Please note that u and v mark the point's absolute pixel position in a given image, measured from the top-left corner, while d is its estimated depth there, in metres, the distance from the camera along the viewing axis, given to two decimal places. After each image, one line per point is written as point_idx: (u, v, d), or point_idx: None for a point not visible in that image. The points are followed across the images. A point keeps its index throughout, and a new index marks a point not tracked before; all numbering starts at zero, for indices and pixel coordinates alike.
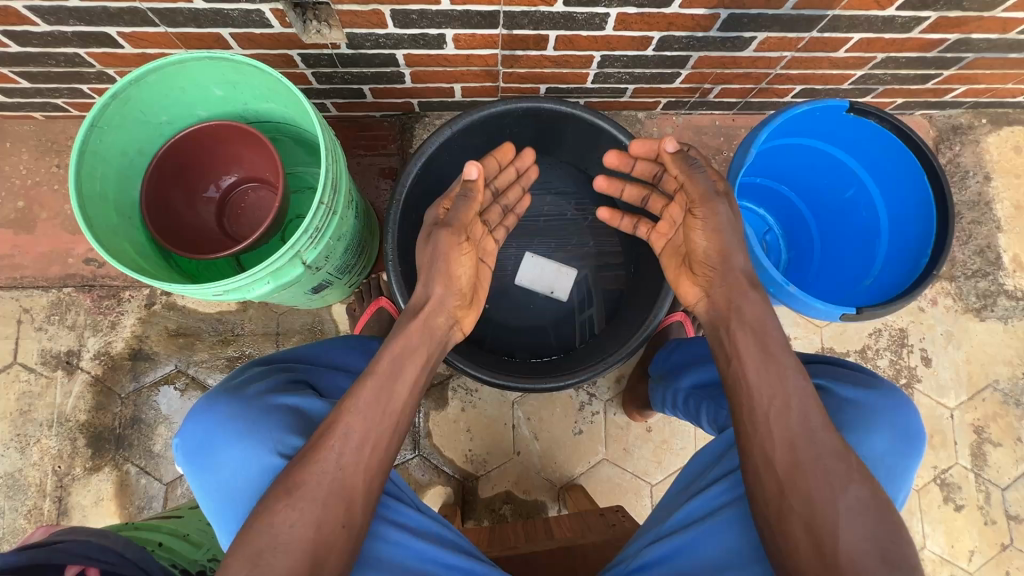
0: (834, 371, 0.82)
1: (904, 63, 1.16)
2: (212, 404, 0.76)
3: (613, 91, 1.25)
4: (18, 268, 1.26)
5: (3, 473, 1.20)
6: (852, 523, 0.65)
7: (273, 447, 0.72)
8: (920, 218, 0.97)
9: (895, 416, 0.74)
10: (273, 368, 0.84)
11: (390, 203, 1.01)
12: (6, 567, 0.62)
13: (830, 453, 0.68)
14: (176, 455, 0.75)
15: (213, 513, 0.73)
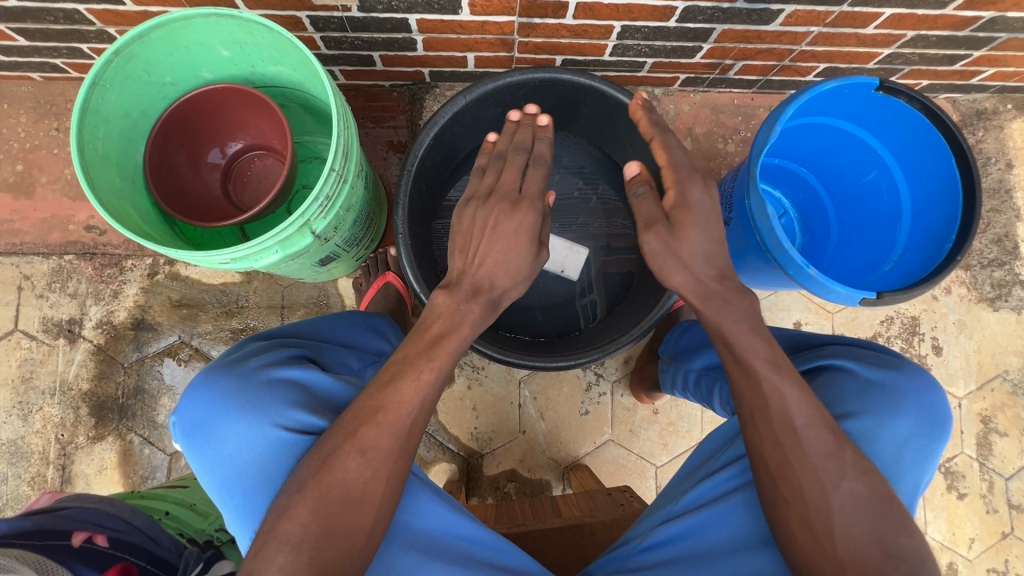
0: (858, 352, 0.80)
1: (934, 42, 1.12)
2: (213, 377, 0.74)
3: (631, 65, 1.21)
4: (18, 234, 1.23)
5: (6, 440, 1.19)
6: (847, 517, 0.64)
7: (280, 419, 0.70)
8: (944, 202, 0.94)
9: (920, 399, 0.73)
10: (276, 342, 0.82)
11: (401, 173, 0.98)
12: (12, 531, 0.61)
13: (820, 453, 0.66)
14: (178, 428, 0.73)
15: (215, 489, 0.71)
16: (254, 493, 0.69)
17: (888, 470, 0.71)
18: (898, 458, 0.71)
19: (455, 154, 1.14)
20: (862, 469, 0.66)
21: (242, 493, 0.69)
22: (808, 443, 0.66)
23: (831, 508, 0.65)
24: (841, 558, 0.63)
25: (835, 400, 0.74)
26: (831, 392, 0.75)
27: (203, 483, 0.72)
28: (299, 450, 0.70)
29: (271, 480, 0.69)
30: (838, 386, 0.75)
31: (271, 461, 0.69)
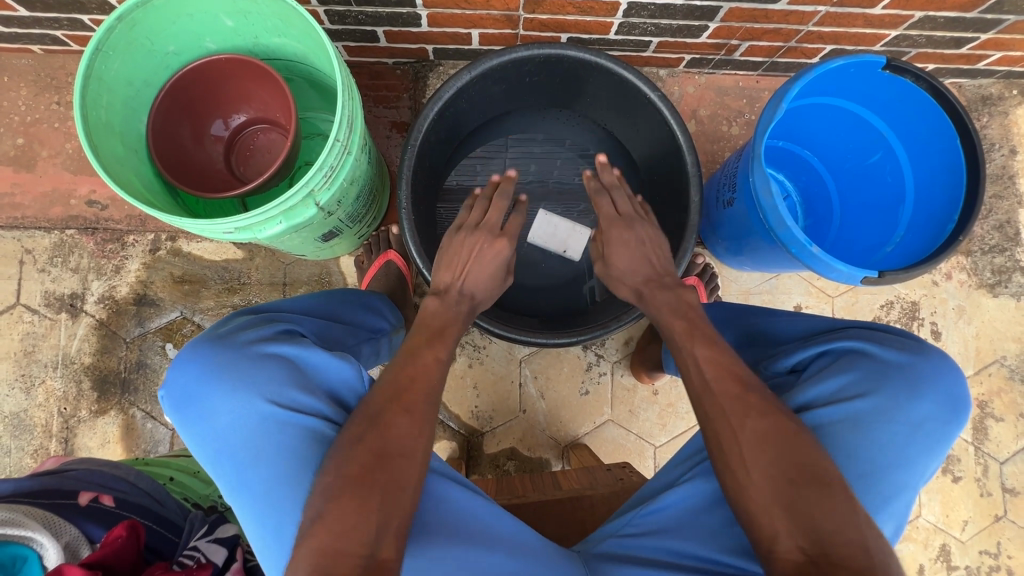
0: (877, 336, 0.78)
1: (942, 24, 1.11)
2: (205, 349, 0.71)
3: (636, 44, 1.21)
4: (20, 208, 1.23)
5: (9, 412, 1.19)
6: (756, 456, 0.63)
7: (276, 391, 0.68)
8: (950, 183, 0.94)
9: (939, 381, 0.71)
10: (271, 317, 0.80)
11: (405, 147, 0.97)
12: (20, 491, 0.63)
13: (725, 397, 0.68)
14: (171, 393, 0.70)
15: (204, 460, 0.68)
16: (246, 470, 0.66)
17: (900, 453, 0.68)
18: (913, 439, 0.69)
19: (459, 130, 1.13)
20: (764, 409, 0.66)
21: (234, 469, 0.66)
22: (711, 392, 0.69)
23: (738, 449, 0.65)
24: (764, 500, 0.62)
25: (848, 379, 0.72)
26: (845, 371, 0.73)
27: (190, 452, 0.68)
28: (295, 424, 0.67)
29: (262, 459, 0.66)
30: (853, 365, 0.73)
31: (264, 436, 0.66)
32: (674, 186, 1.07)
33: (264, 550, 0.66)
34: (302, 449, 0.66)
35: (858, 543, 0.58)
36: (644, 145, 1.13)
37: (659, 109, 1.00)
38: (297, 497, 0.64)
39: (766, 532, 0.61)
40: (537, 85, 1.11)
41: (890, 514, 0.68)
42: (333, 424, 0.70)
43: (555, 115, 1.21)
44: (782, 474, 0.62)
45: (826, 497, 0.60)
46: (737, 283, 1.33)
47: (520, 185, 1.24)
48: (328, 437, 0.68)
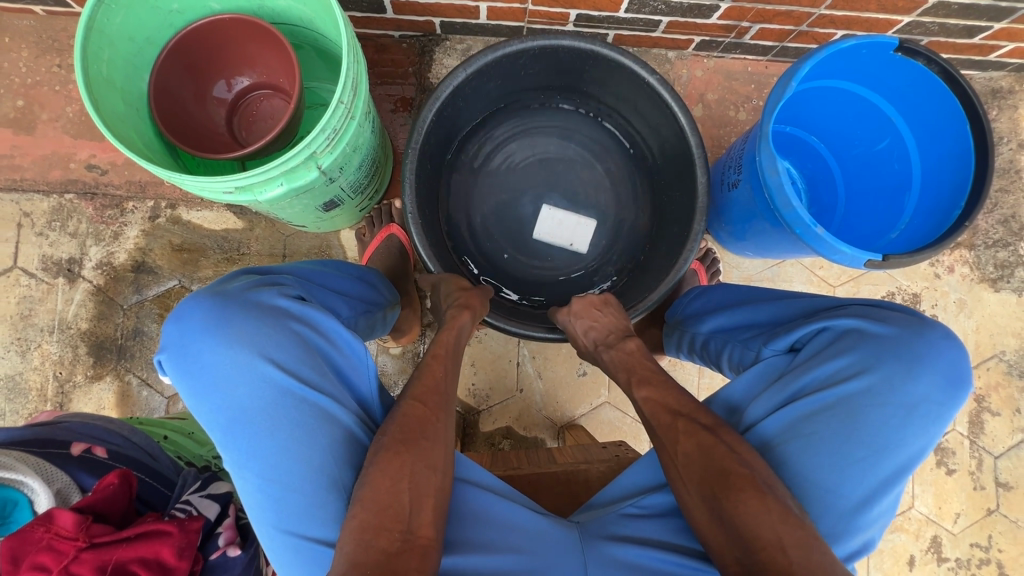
0: (877, 313, 0.77)
1: (955, 12, 1.10)
2: (217, 309, 0.67)
3: (646, 23, 1.19)
4: (19, 170, 1.22)
5: (4, 375, 1.19)
6: (689, 473, 0.69)
7: (297, 364, 0.68)
8: (957, 169, 0.93)
9: (941, 358, 0.69)
10: (278, 281, 0.77)
11: (408, 145, 0.96)
12: (11, 439, 0.62)
13: (660, 428, 0.76)
14: (177, 349, 0.66)
15: (207, 422, 0.66)
16: (258, 441, 0.65)
17: (897, 431, 0.68)
18: (910, 420, 0.68)
19: (466, 118, 1.12)
20: (689, 430, 0.72)
21: (244, 439, 0.65)
22: (652, 428, 0.78)
23: (675, 474, 0.71)
24: (701, 516, 0.67)
25: (844, 359, 0.72)
26: (841, 351, 0.73)
27: (193, 412, 0.66)
28: (312, 399, 0.67)
29: (272, 431, 0.65)
30: (850, 346, 0.73)
31: (279, 408, 0.66)
32: (681, 171, 1.05)
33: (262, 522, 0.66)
34: (317, 425, 0.67)
35: (777, 543, 0.61)
36: (650, 133, 1.11)
37: (659, 93, 0.98)
38: (308, 474, 0.65)
39: (713, 541, 0.66)
40: (534, 75, 1.09)
41: (890, 495, 0.68)
42: (344, 402, 0.71)
43: (558, 100, 1.19)
44: (704, 487, 0.67)
45: (745, 502, 0.64)
46: (738, 269, 1.32)
47: (525, 173, 1.21)
48: (340, 415, 0.69)
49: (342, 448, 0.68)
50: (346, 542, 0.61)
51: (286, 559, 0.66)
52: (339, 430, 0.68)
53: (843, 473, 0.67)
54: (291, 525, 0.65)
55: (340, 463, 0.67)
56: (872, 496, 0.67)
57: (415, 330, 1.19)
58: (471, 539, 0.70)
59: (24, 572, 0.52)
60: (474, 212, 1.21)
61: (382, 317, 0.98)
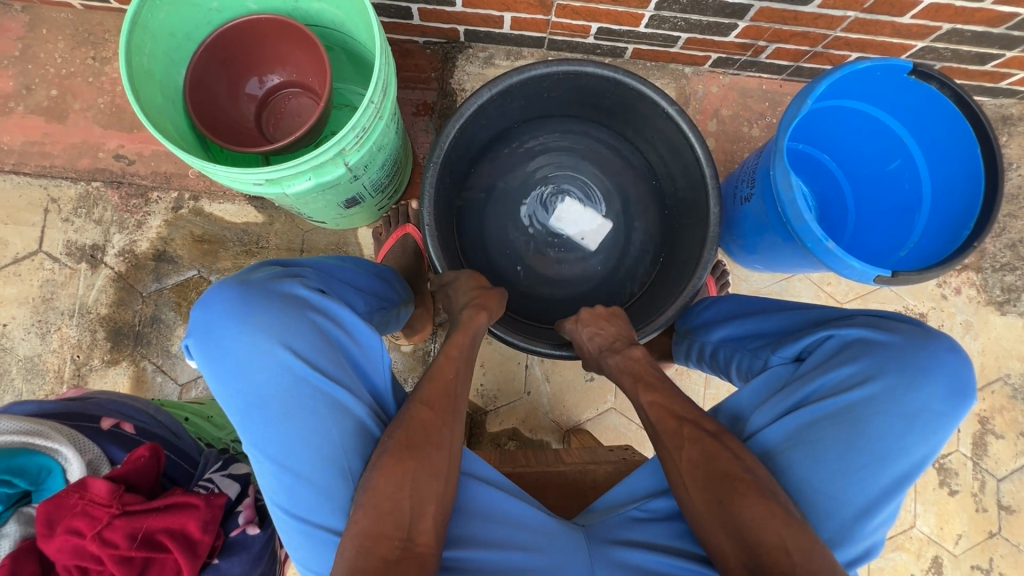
0: (883, 324, 0.78)
1: (968, 38, 1.13)
2: (241, 296, 0.69)
3: (665, 39, 1.23)
4: (49, 157, 1.25)
5: (23, 356, 1.21)
6: (694, 478, 0.70)
7: (314, 354, 0.69)
8: (967, 190, 0.95)
9: (944, 368, 0.71)
10: (299, 273, 0.79)
11: (430, 156, 0.98)
12: (44, 413, 0.65)
13: (666, 432, 0.77)
14: (200, 333, 0.67)
15: (226, 405, 0.67)
16: (273, 428, 0.66)
17: (900, 439, 0.69)
18: (913, 428, 0.69)
19: (489, 133, 1.14)
20: (694, 437, 0.73)
21: (261, 426, 0.67)
22: (656, 433, 0.79)
23: (679, 479, 0.72)
24: (706, 521, 0.68)
25: (849, 367, 0.74)
26: (847, 360, 0.75)
27: (214, 395, 0.68)
28: (328, 390, 0.69)
29: (288, 419, 0.67)
30: (855, 355, 0.75)
31: (297, 397, 0.67)
32: (693, 202, 1.07)
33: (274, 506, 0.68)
34: (332, 415, 0.68)
35: (781, 545, 0.62)
36: (662, 160, 1.14)
37: (677, 124, 1.01)
38: (320, 464, 0.67)
39: (717, 546, 0.67)
40: (553, 99, 1.12)
41: (893, 502, 0.69)
42: (359, 393, 0.72)
43: (574, 125, 1.22)
44: (707, 489, 0.69)
45: (751, 506, 0.65)
46: (747, 282, 1.34)
47: (541, 191, 1.23)
48: (354, 407, 0.70)
49: (354, 439, 0.70)
50: (347, 547, 0.62)
51: (296, 545, 0.68)
52: (352, 421, 0.70)
53: (846, 478, 0.68)
54: (302, 510, 0.67)
55: (351, 454, 0.69)
56: (874, 503, 0.68)
57: (427, 328, 1.21)
58: (477, 533, 0.72)
59: (58, 535, 0.54)
60: (486, 225, 1.22)
61: (395, 314, 1.00)
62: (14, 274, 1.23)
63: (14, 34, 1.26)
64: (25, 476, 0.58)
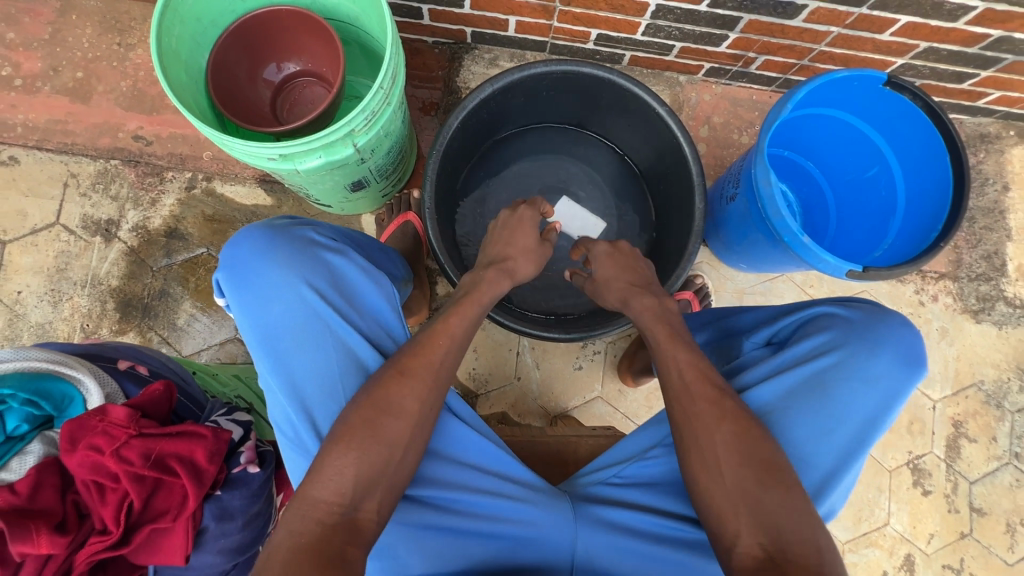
0: (847, 304, 0.87)
1: (945, 57, 1.20)
2: (265, 238, 0.80)
3: (660, 47, 1.30)
4: (71, 135, 1.31)
5: (35, 322, 1.26)
6: (729, 460, 0.71)
7: (328, 290, 0.78)
8: (937, 196, 1.01)
9: (899, 342, 0.80)
10: (317, 226, 0.88)
11: (434, 143, 1.04)
12: (74, 349, 0.76)
13: (701, 401, 0.75)
14: (229, 267, 0.79)
15: (248, 331, 0.77)
16: (284, 354, 0.75)
17: (861, 403, 0.78)
18: (871, 396, 0.78)
19: (489, 128, 1.21)
20: (734, 415, 0.73)
21: (273, 353, 0.76)
22: (690, 392, 0.76)
23: (708, 458, 0.72)
24: (730, 507, 0.69)
25: (818, 338, 0.82)
26: (816, 335, 0.82)
27: (238, 322, 0.78)
28: (333, 321, 0.77)
29: (298, 345, 0.75)
30: (824, 330, 0.83)
31: (306, 326, 0.76)
32: (681, 199, 1.13)
33: (286, 433, 0.76)
34: (335, 345, 0.76)
35: (813, 542, 0.65)
36: (653, 157, 1.21)
37: (667, 123, 1.07)
38: (321, 392, 0.75)
39: (729, 531, 0.68)
40: (552, 97, 1.19)
41: (856, 464, 0.77)
42: (366, 330, 0.79)
43: (571, 125, 1.29)
44: (750, 475, 0.70)
45: (782, 501, 0.68)
46: (732, 282, 1.39)
47: (537, 184, 1.30)
48: (355, 342, 0.77)
49: (353, 372, 0.76)
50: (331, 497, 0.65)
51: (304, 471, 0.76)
52: (352, 355, 0.77)
53: (814, 439, 0.77)
54: (308, 438, 0.74)
55: (349, 388, 0.76)
56: (838, 463, 0.76)
57: (422, 311, 1.28)
58: (462, 484, 0.78)
59: (80, 450, 0.62)
60: (484, 215, 1.28)
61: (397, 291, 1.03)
62: (31, 244, 1.29)
63: (45, 18, 1.33)
64: (50, 400, 0.68)
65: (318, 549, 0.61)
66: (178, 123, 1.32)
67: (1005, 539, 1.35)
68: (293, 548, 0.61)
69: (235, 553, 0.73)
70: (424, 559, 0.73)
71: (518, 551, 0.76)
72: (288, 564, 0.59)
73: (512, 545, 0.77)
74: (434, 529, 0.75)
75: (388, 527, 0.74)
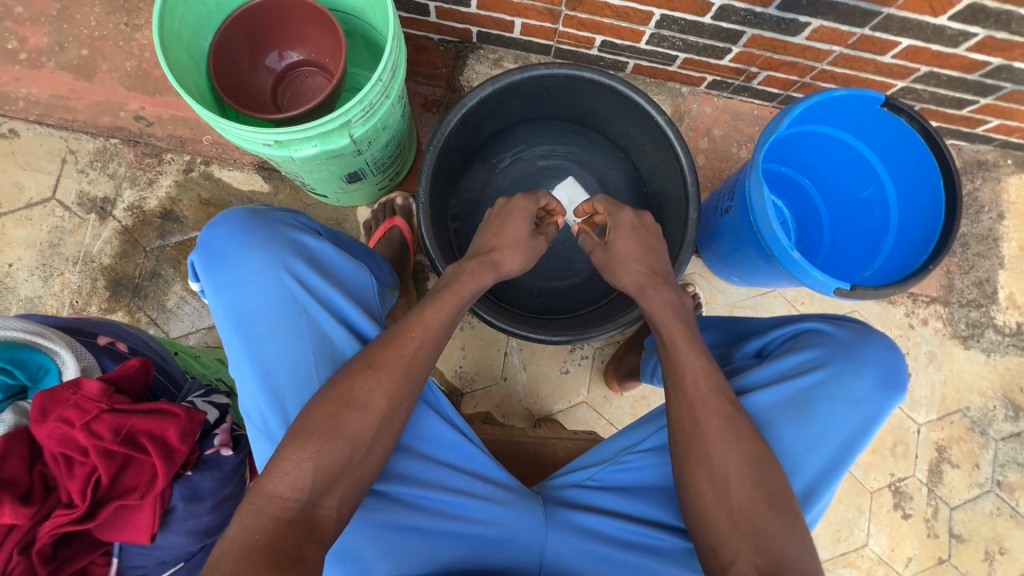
0: (838, 322, 0.88)
1: (945, 82, 1.20)
2: (242, 222, 0.80)
3: (664, 57, 1.30)
4: (72, 112, 1.32)
5: (25, 297, 1.26)
6: (741, 480, 0.71)
7: (305, 274, 0.78)
8: (928, 221, 1.02)
9: (883, 365, 0.81)
10: (298, 216, 0.88)
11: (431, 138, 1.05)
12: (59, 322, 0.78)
13: (717, 416, 0.74)
14: (204, 249, 0.79)
15: (222, 312, 0.77)
16: (260, 337, 0.76)
17: (840, 421, 0.79)
18: (851, 414, 0.79)
19: (488, 126, 1.21)
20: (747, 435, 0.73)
21: (250, 335, 0.76)
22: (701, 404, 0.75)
23: (717, 476, 0.71)
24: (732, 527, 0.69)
25: (805, 353, 0.82)
26: (802, 351, 0.83)
27: (212, 304, 0.78)
28: (311, 305, 0.77)
29: (275, 328, 0.76)
30: (810, 346, 0.83)
31: (283, 309, 0.76)
32: (675, 208, 1.13)
33: (260, 416, 0.76)
34: (313, 328, 0.77)
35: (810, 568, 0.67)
36: (649, 164, 1.21)
37: (664, 132, 1.07)
38: (299, 375, 0.75)
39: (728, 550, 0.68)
40: (552, 99, 1.19)
41: (830, 479, 0.78)
42: (345, 314, 0.80)
43: (571, 127, 1.30)
44: (762, 497, 0.70)
45: (786, 528, 0.68)
46: (723, 295, 1.39)
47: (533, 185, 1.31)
48: (333, 327, 0.78)
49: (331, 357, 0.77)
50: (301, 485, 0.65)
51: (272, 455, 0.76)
52: (330, 340, 0.77)
53: (793, 451, 0.78)
54: (283, 421, 0.74)
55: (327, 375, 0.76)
56: (811, 477, 0.78)
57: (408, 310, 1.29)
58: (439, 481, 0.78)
59: (50, 422, 0.62)
60: (479, 212, 1.29)
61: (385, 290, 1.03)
62: (26, 217, 1.29)
63: None
64: (24, 369, 0.68)
65: (273, 548, 0.61)
66: (179, 106, 1.32)
67: (983, 567, 1.34)
68: (247, 547, 0.61)
69: (202, 535, 0.73)
70: (394, 557, 0.73)
71: (487, 552, 0.77)
72: (240, 562, 0.59)
73: (478, 546, 0.77)
74: (404, 527, 0.75)
75: (352, 527, 0.73)
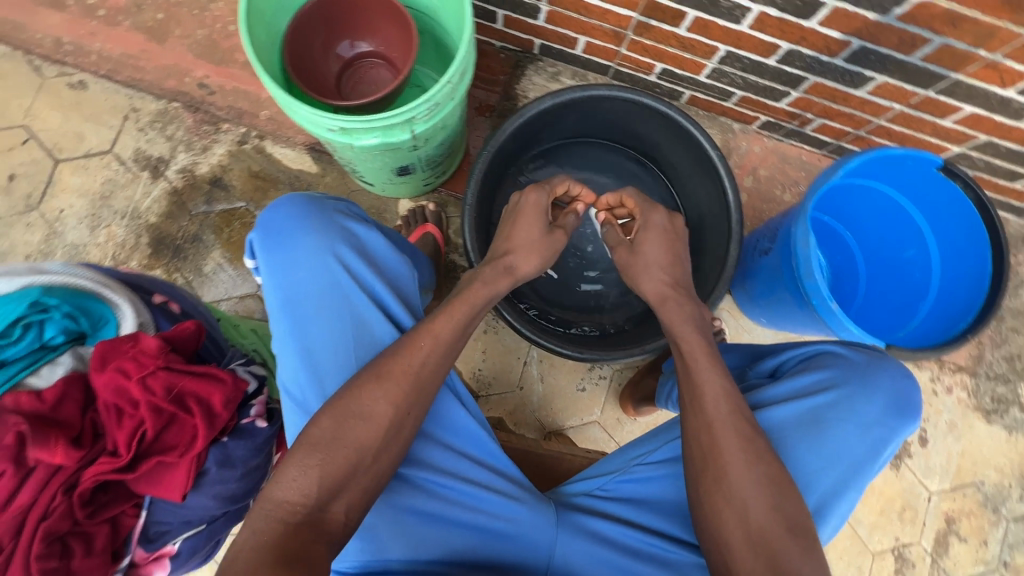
0: (851, 347, 0.89)
1: (1002, 153, 1.20)
2: (302, 206, 0.83)
3: (721, 92, 1.31)
4: (140, 71, 1.36)
5: (71, 243, 1.30)
6: (759, 513, 0.70)
7: (353, 262, 0.80)
8: (971, 285, 1.02)
9: (895, 388, 0.82)
10: (354, 209, 0.90)
11: (486, 143, 1.07)
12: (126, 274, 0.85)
13: (740, 452, 0.73)
14: (264, 229, 0.82)
15: (272, 289, 0.80)
16: (304, 318, 0.77)
17: (853, 443, 0.79)
18: (864, 437, 0.79)
19: (541, 137, 1.23)
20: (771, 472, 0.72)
21: (294, 314, 0.78)
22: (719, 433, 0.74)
23: (735, 508, 0.71)
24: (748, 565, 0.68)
25: (818, 373, 0.83)
26: (815, 372, 0.84)
27: (264, 280, 0.81)
28: (354, 293, 0.78)
29: (317, 310, 0.77)
30: (823, 369, 0.84)
31: (328, 293, 0.78)
32: (716, 242, 1.13)
33: (293, 393, 0.77)
34: (353, 316, 0.78)
35: None
36: (696, 196, 1.21)
37: (716, 167, 1.08)
38: (335, 359, 0.77)
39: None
40: (608, 120, 1.21)
41: (840, 501, 0.78)
42: (386, 305, 0.80)
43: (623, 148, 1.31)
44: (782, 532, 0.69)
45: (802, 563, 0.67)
46: (748, 334, 1.39)
47: None
48: (373, 317, 0.79)
49: (367, 347, 0.78)
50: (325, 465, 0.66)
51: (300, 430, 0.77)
52: (368, 330, 0.78)
53: (806, 472, 0.78)
54: (313, 401, 0.76)
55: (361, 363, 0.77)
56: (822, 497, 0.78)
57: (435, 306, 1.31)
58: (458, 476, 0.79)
59: (105, 372, 0.68)
60: None
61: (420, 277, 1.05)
62: (82, 166, 1.33)
63: None
64: (88, 318, 0.76)
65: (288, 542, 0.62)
66: (243, 79, 1.36)
67: None
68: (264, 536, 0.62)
69: (227, 501, 0.75)
70: (411, 539, 0.74)
71: (499, 546, 0.77)
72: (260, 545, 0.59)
73: (491, 539, 0.77)
74: (420, 511, 0.76)
75: (377, 506, 0.75)
